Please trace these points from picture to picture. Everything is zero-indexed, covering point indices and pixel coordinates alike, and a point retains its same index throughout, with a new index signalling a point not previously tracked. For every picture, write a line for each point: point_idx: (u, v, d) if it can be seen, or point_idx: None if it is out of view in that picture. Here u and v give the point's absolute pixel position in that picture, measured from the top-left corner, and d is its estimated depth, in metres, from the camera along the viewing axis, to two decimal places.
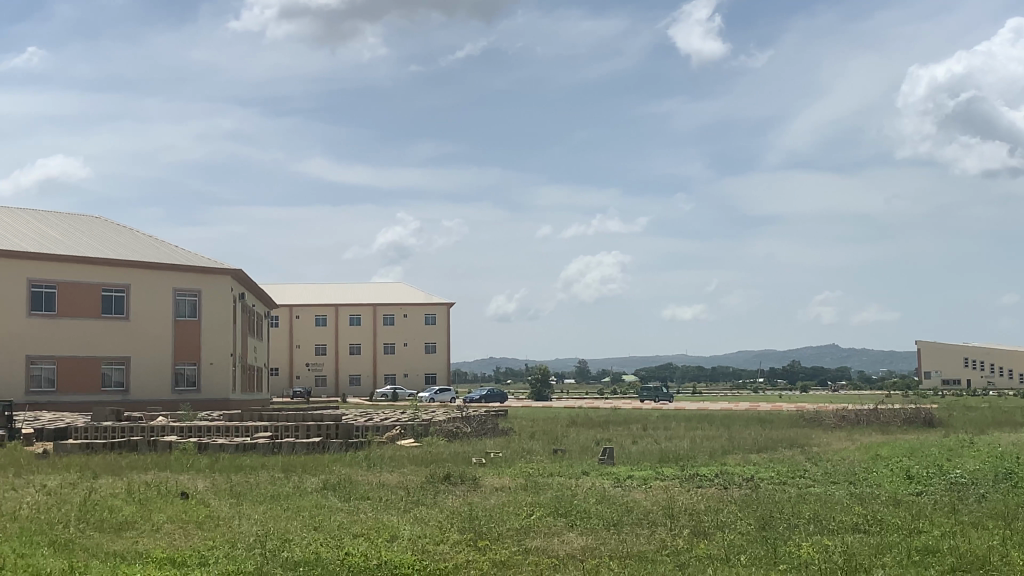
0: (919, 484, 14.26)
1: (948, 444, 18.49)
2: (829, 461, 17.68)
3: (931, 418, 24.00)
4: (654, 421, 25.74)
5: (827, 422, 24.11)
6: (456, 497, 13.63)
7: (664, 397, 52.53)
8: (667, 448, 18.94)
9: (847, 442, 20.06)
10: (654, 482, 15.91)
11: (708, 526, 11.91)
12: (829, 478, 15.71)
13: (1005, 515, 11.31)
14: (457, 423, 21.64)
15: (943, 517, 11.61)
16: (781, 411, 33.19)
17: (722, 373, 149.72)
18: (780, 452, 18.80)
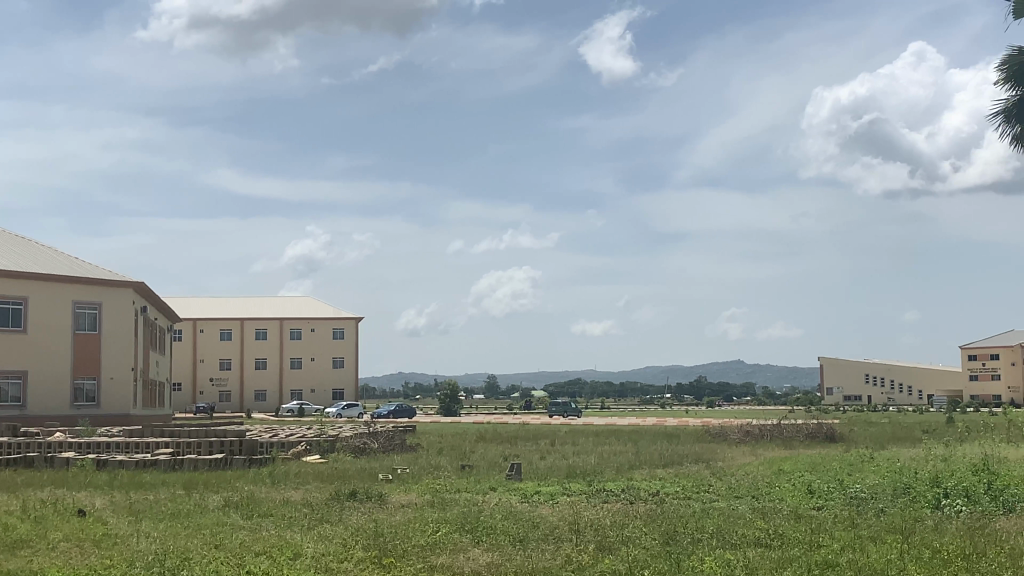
0: (820, 499, 14.48)
1: (849, 459, 18.83)
2: (733, 476, 17.86)
3: (832, 433, 24.44)
4: (561, 436, 25.81)
5: (731, 438, 24.40)
6: (360, 514, 13.49)
7: (573, 412, 52.75)
8: (574, 464, 19.00)
9: (751, 456, 20.34)
10: (561, 498, 15.93)
11: (614, 541, 11.96)
12: (732, 493, 15.90)
13: (903, 530, 11.55)
14: (364, 439, 21.46)
15: (843, 531, 11.80)
16: (687, 427, 33.58)
17: (630, 389, 150.88)
18: (685, 468, 18.95)
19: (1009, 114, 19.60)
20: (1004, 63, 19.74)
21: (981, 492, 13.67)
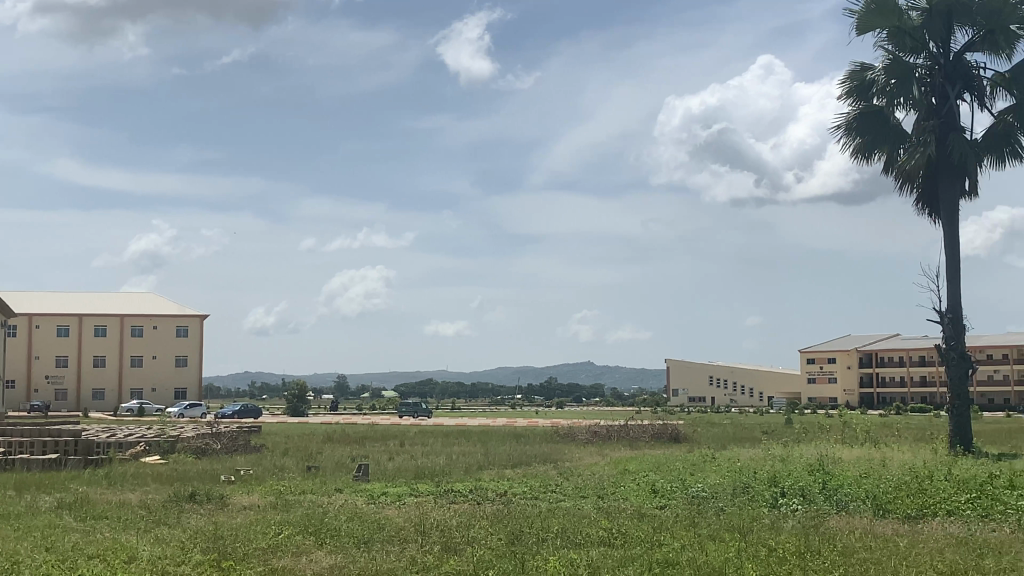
0: (663, 499, 14.74)
1: (691, 459, 19.24)
2: (580, 476, 18.08)
3: (677, 433, 24.96)
4: (410, 436, 25.69)
5: (579, 438, 24.70)
6: (202, 516, 13.16)
7: (423, 412, 52.64)
8: (422, 464, 18.93)
9: (597, 456, 20.62)
10: (409, 499, 15.85)
11: (458, 542, 11.95)
12: (578, 492, 16.07)
13: (741, 528, 11.83)
14: (206, 439, 20.98)
15: (684, 530, 12.02)
16: (535, 427, 33.93)
17: (480, 390, 151.86)
18: (533, 468, 19.08)
19: (850, 127, 20.29)
20: (845, 78, 20.50)
21: (816, 491, 14.12)
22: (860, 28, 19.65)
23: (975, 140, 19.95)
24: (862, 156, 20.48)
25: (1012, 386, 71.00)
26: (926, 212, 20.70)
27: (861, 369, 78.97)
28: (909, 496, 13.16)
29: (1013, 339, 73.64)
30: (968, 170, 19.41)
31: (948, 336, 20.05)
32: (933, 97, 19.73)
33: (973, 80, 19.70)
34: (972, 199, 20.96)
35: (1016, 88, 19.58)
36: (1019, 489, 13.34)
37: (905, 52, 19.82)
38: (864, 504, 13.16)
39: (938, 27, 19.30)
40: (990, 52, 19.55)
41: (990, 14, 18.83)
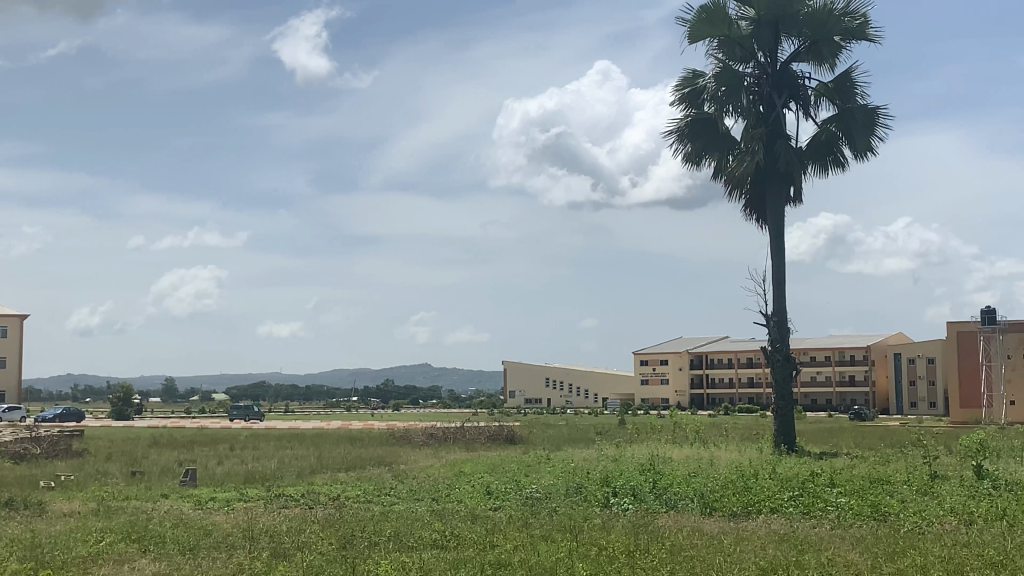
0: (497, 500, 14.73)
1: (526, 460, 19.33)
2: (414, 479, 17.95)
3: (513, 435, 25.05)
4: (241, 440, 25.08)
5: (415, 440, 24.56)
6: (17, 524, 12.53)
7: (255, 416, 51.64)
8: (253, 469, 18.49)
9: (433, 458, 20.51)
10: (238, 504, 15.44)
11: (288, 547, 11.68)
12: (412, 495, 15.94)
13: (572, 528, 11.90)
14: (24, 444, 20.03)
15: (517, 531, 12.03)
16: (371, 431, 33.61)
17: (314, 392, 149.96)
18: (366, 471, 18.87)
19: (682, 133, 20.70)
20: (678, 85, 20.91)
21: (646, 491, 14.33)
22: (692, 37, 20.08)
23: (800, 147, 20.65)
24: (693, 161, 20.92)
25: (833, 387, 73.80)
26: (754, 217, 21.31)
27: (692, 371, 81.00)
28: (734, 494, 13.48)
29: (834, 342, 76.58)
30: (794, 176, 20.08)
31: (773, 338, 20.64)
32: (761, 105, 20.33)
33: (799, 89, 20.40)
34: (796, 205, 21.70)
35: (839, 98, 20.37)
36: (838, 486, 13.81)
37: (735, 60, 20.36)
38: (692, 503, 13.41)
39: (766, 37, 19.90)
40: (815, 62, 20.29)
41: (816, 25, 19.55)
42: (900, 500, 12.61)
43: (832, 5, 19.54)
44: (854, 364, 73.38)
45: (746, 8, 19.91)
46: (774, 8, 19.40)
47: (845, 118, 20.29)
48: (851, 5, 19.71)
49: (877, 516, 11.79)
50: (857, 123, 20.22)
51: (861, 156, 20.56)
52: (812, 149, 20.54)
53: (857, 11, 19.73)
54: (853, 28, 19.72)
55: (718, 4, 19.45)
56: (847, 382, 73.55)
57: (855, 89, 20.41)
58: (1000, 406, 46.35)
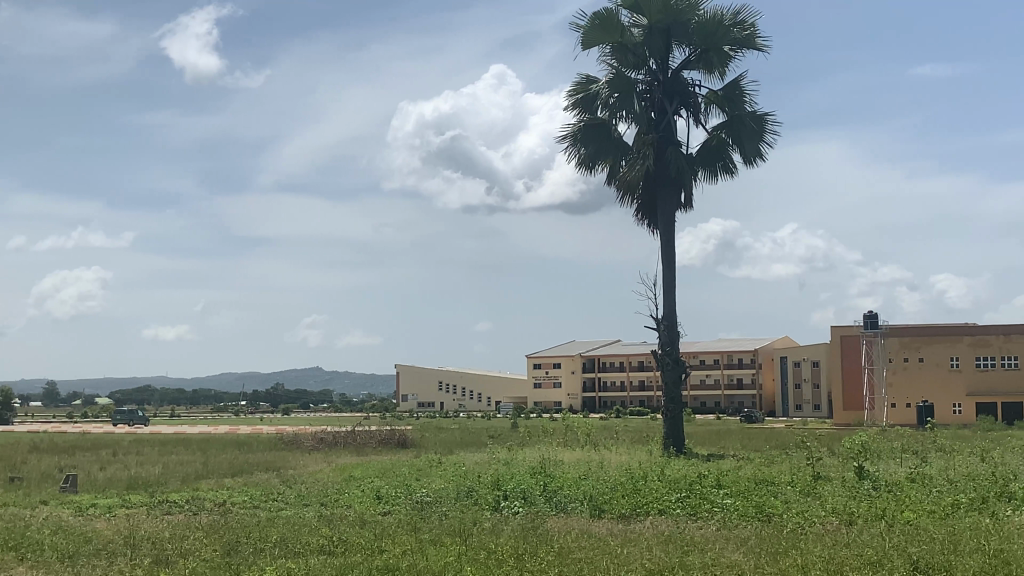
0: (387, 505, 14.62)
1: (417, 464, 19.23)
2: (303, 484, 17.73)
3: (404, 439, 24.92)
4: (125, 446, 24.48)
5: (305, 445, 24.28)
6: None
7: (140, 420, 50.54)
8: (137, 474, 18.07)
9: (322, 463, 20.29)
10: (120, 511, 15.07)
11: (171, 554, 11.41)
12: (300, 500, 15.73)
13: (461, 532, 11.85)
14: None
15: (405, 535, 11.93)
16: (259, 434, 33.16)
17: (200, 396, 147.33)
18: (254, 476, 18.59)
19: (575, 138, 20.78)
20: (571, 90, 21.00)
21: (536, 493, 14.37)
22: (585, 43, 20.19)
23: (691, 154, 20.94)
24: (586, 166, 21.03)
25: (722, 390, 75.03)
26: (646, 222, 21.55)
27: (584, 374, 81.82)
28: (623, 497, 13.58)
29: (722, 345, 77.92)
30: (685, 183, 20.36)
31: (664, 342, 20.86)
32: (653, 112, 20.55)
33: (689, 97, 20.70)
34: (687, 210, 22.02)
35: (729, 105, 20.72)
36: (724, 488, 14.02)
37: (627, 67, 20.53)
38: (581, 506, 13.47)
39: (658, 45, 20.11)
40: (705, 70, 20.60)
41: (706, 34, 19.84)
42: (783, 500, 12.84)
43: (722, 15, 19.87)
44: (742, 367, 74.73)
45: (638, 16, 20.10)
46: (666, 17, 19.62)
47: (734, 125, 20.67)
48: (740, 15, 20.08)
49: (761, 517, 11.99)
50: (745, 131, 20.60)
51: (749, 163, 20.96)
52: (702, 155, 20.84)
53: (746, 22, 20.11)
54: (742, 37, 20.08)
55: (611, 12, 19.59)
56: (735, 385, 74.89)
57: (744, 96, 20.78)
58: (881, 408, 47.60)
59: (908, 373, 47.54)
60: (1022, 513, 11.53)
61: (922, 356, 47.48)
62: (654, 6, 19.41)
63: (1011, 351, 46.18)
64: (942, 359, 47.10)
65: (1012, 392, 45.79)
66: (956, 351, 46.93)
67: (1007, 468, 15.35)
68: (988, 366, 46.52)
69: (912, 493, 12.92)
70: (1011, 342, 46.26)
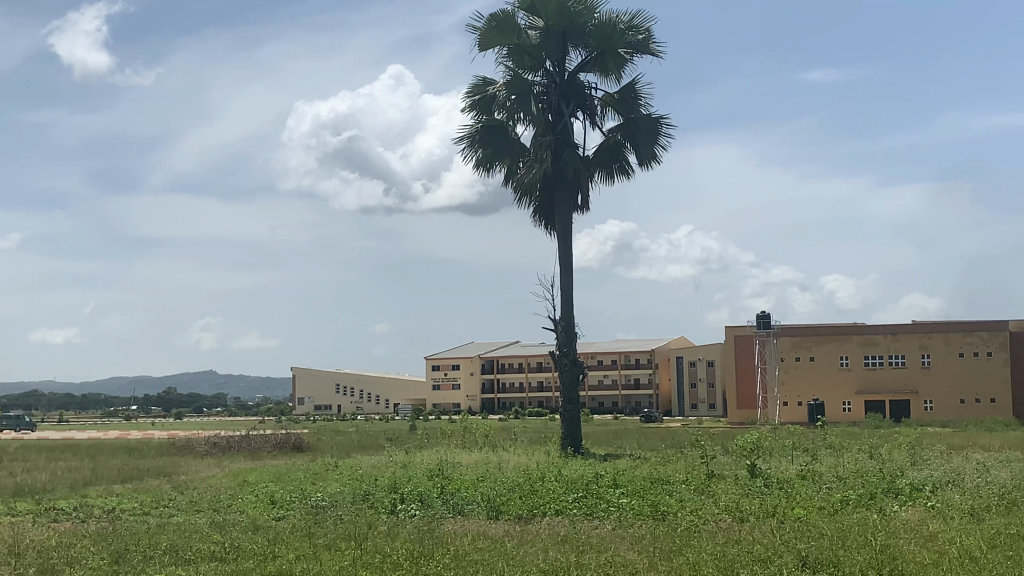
0: (281, 510, 14.41)
1: (312, 468, 19.00)
2: (195, 490, 17.40)
3: (300, 443, 24.61)
4: (9, 453, 23.73)
5: (198, 449, 23.87)
6: None
7: (26, 426, 49.11)
8: (22, 482, 17.53)
9: (215, 468, 19.93)
10: (3, 520, 14.60)
11: (57, 563, 11.08)
12: (192, 506, 15.41)
13: (356, 536, 11.72)
14: None
15: (299, 541, 11.76)
16: (150, 440, 32.47)
17: (89, 400, 143.86)
18: (145, 483, 18.18)
19: (472, 140, 20.73)
20: (468, 92, 20.96)
21: (433, 496, 14.31)
22: (481, 45, 20.17)
23: (588, 156, 21.06)
24: (483, 168, 20.99)
25: (619, 390, 75.69)
26: (543, 224, 21.61)
27: (483, 375, 81.90)
28: (521, 498, 13.58)
29: (619, 346, 78.66)
30: (581, 184, 20.48)
31: (561, 343, 20.93)
32: (550, 114, 20.62)
33: (586, 99, 20.82)
34: (584, 212, 22.15)
35: (624, 108, 20.90)
36: (621, 487, 14.12)
37: (524, 69, 20.56)
38: (479, 507, 13.44)
39: (554, 48, 20.17)
40: (601, 72, 20.73)
41: (602, 36, 19.99)
42: (678, 499, 12.97)
43: (617, 18, 20.05)
44: (639, 368, 75.57)
45: (535, 18, 20.13)
46: (562, 19, 19.70)
47: (629, 127, 20.86)
48: (635, 19, 20.28)
49: (656, 515, 12.09)
50: (641, 133, 20.80)
51: (645, 165, 21.17)
52: (598, 157, 20.96)
53: (641, 25, 20.32)
54: (637, 41, 20.28)
55: (507, 13, 19.60)
56: (632, 385, 75.67)
57: (639, 99, 20.99)
58: (774, 406, 48.48)
59: (800, 372, 48.54)
60: (906, 508, 11.83)
61: (813, 355, 48.55)
62: (551, 8, 19.48)
63: (898, 350, 47.61)
64: (833, 358, 48.29)
65: (899, 389, 47.15)
66: (845, 350, 48.19)
67: (893, 463, 15.76)
68: (875, 364, 47.87)
69: (802, 490, 13.18)
70: (898, 340, 47.72)
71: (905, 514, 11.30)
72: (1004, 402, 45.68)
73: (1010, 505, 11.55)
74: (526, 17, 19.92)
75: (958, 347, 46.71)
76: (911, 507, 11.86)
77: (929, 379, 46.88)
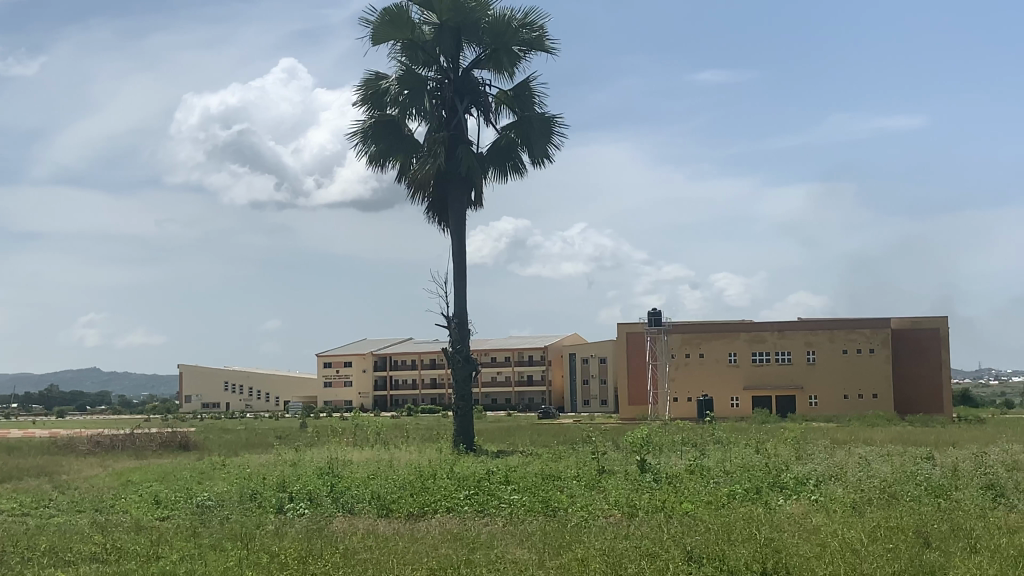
0: (165, 509, 14.10)
1: (199, 467, 18.62)
2: (77, 489, 16.91)
3: (186, 441, 24.14)
4: None
5: (80, 448, 23.23)
6: None
7: None
8: None
9: (98, 468, 19.42)
10: None
11: None
12: (73, 506, 14.99)
13: (242, 536, 11.50)
14: None
15: (183, 541, 11.50)
16: (29, 439, 31.53)
17: None
18: (24, 482, 17.61)
19: (364, 135, 20.50)
20: (360, 86, 20.73)
21: (322, 494, 14.11)
22: (375, 39, 19.95)
23: (482, 153, 20.99)
24: (376, 163, 20.76)
25: (512, 386, 75.94)
26: (436, 220, 21.50)
27: (376, 372, 81.41)
28: (411, 495, 13.49)
29: (511, 343, 78.92)
30: (475, 181, 20.42)
31: (455, 339, 20.83)
32: (444, 110, 20.52)
33: (479, 96, 20.78)
34: (477, 209, 22.10)
35: (518, 106, 20.90)
36: (512, 483, 14.11)
37: (417, 64, 20.42)
38: (368, 505, 13.31)
39: (448, 44, 20.08)
40: (495, 70, 20.70)
41: (496, 34, 19.96)
42: (569, 495, 13.02)
43: (511, 16, 20.06)
44: (532, 364, 75.97)
45: (428, 13, 20.01)
46: (456, 15, 19.62)
47: (523, 125, 20.85)
48: (529, 16, 20.31)
49: (547, 512, 12.11)
50: (534, 131, 20.84)
51: (538, 163, 21.20)
52: (492, 154, 20.93)
53: (535, 23, 20.36)
54: (531, 39, 20.33)
55: (401, 8, 19.44)
56: (525, 382, 75.98)
57: (533, 97, 21.02)
58: (664, 402, 49.03)
59: (689, 369, 49.22)
60: (791, 502, 12.05)
61: (703, 352, 49.28)
62: (445, 3, 19.38)
63: (784, 347, 48.63)
64: (721, 354, 49.09)
65: (785, 385, 48.15)
66: (733, 347, 49.06)
67: (778, 458, 16.05)
68: (762, 360, 48.82)
69: (691, 485, 13.34)
70: (784, 337, 48.74)
71: (791, 508, 11.50)
72: (886, 396, 47.03)
73: (890, 498, 11.84)
74: (420, 12, 19.79)
75: (842, 344, 47.91)
76: (796, 501, 12.07)
77: (813, 374, 48.01)
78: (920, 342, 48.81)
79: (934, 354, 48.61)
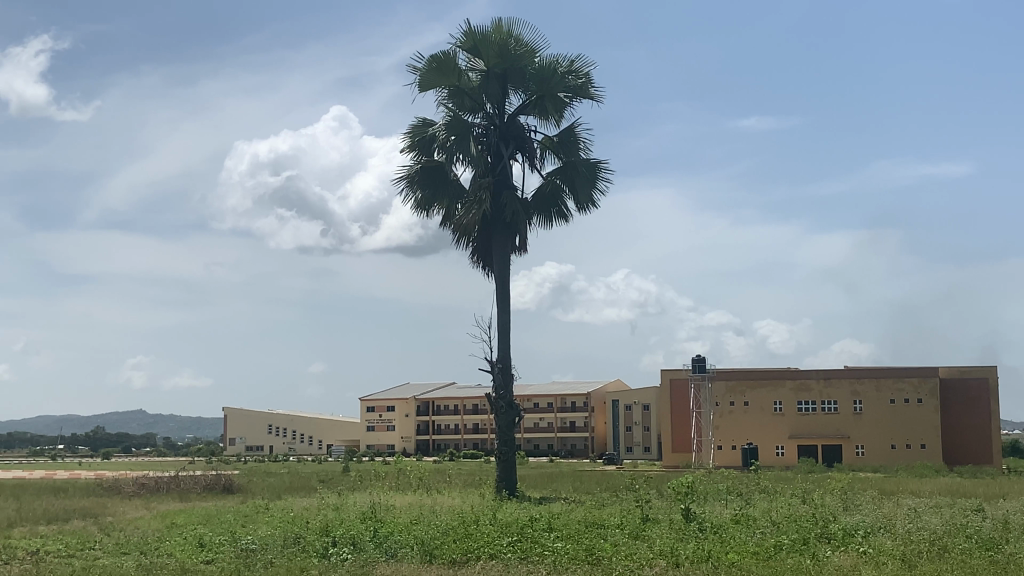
0: (209, 552, 14.16)
1: (242, 510, 18.66)
2: (122, 532, 17.00)
3: (231, 484, 24.20)
4: None
5: (125, 490, 23.37)
6: None
7: None
8: None
9: (143, 510, 19.50)
10: None
11: None
12: (118, 549, 15.06)
13: None
14: None
15: None
16: (78, 480, 31.71)
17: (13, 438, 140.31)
18: (70, 524, 17.76)
19: (411, 180, 20.65)
20: (407, 132, 20.90)
21: (365, 539, 14.09)
22: (422, 85, 20.13)
23: (526, 198, 21.06)
24: (422, 208, 20.87)
25: (555, 433, 75.63)
26: (480, 265, 21.55)
27: (418, 418, 81.49)
28: (454, 541, 13.42)
29: (555, 389, 78.67)
30: (519, 227, 20.47)
31: (497, 385, 20.76)
32: (489, 156, 20.65)
33: (525, 142, 20.89)
34: (522, 254, 22.15)
35: (563, 152, 20.97)
36: (555, 531, 14.04)
37: (463, 110, 20.57)
38: (412, 551, 13.25)
39: (495, 90, 20.23)
40: (540, 116, 20.79)
41: (542, 80, 20.08)
42: (613, 543, 12.94)
43: (558, 62, 20.20)
44: (574, 411, 75.73)
45: (475, 60, 20.23)
46: (503, 62, 19.80)
47: (568, 171, 20.90)
48: (574, 64, 20.46)
49: (591, 560, 12.01)
50: (579, 176, 20.88)
51: (583, 209, 21.26)
52: (536, 200, 21.00)
53: (580, 70, 20.49)
54: (576, 85, 20.44)
55: (448, 55, 19.63)
56: (568, 428, 75.68)
57: (577, 143, 21.08)
58: (708, 450, 48.59)
59: (734, 417, 48.83)
60: (839, 553, 11.91)
61: (747, 400, 48.87)
62: (492, 49, 19.58)
63: (830, 396, 48.13)
64: (766, 403, 48.68)
65: (831, 434, 47.60)
66: (779, 395, 48.62)
67: (825, 509, 15.79)
68: (808, 409, 48.32)
69: (736, 535, 13.16)
70: (830, 386, 48.26)
71: (840, 559, 11.35)
72: (934, 447, 46.39)
73: (940, 551, 11.65)
74: (466, 59, 19.99)
75: (889, 393, 47.39)
76: (845, 552, 11.95)
77: (859, 424, 47.43)
78: (969, 392, 48.19)
79: (983, 405, 47.85)
